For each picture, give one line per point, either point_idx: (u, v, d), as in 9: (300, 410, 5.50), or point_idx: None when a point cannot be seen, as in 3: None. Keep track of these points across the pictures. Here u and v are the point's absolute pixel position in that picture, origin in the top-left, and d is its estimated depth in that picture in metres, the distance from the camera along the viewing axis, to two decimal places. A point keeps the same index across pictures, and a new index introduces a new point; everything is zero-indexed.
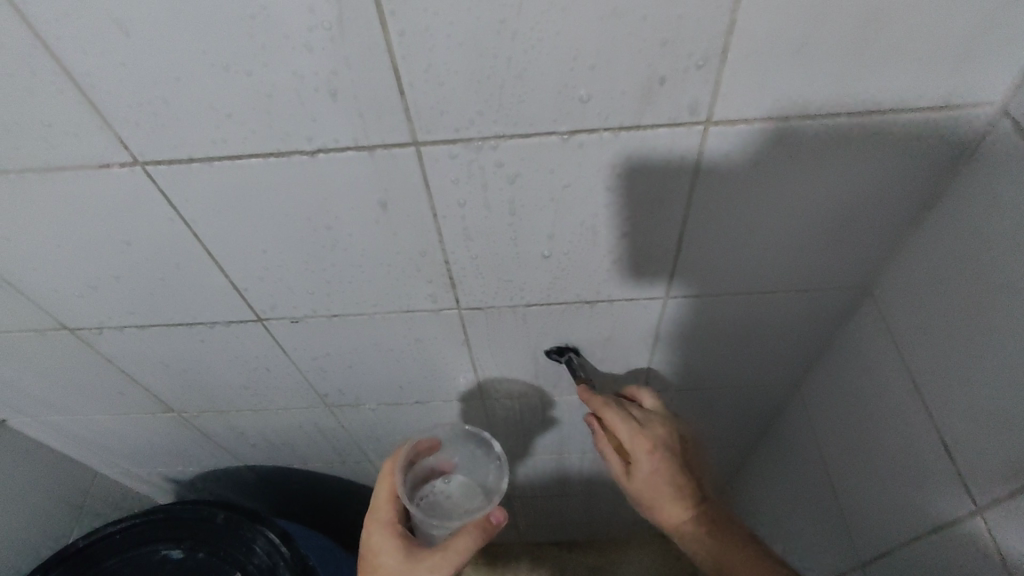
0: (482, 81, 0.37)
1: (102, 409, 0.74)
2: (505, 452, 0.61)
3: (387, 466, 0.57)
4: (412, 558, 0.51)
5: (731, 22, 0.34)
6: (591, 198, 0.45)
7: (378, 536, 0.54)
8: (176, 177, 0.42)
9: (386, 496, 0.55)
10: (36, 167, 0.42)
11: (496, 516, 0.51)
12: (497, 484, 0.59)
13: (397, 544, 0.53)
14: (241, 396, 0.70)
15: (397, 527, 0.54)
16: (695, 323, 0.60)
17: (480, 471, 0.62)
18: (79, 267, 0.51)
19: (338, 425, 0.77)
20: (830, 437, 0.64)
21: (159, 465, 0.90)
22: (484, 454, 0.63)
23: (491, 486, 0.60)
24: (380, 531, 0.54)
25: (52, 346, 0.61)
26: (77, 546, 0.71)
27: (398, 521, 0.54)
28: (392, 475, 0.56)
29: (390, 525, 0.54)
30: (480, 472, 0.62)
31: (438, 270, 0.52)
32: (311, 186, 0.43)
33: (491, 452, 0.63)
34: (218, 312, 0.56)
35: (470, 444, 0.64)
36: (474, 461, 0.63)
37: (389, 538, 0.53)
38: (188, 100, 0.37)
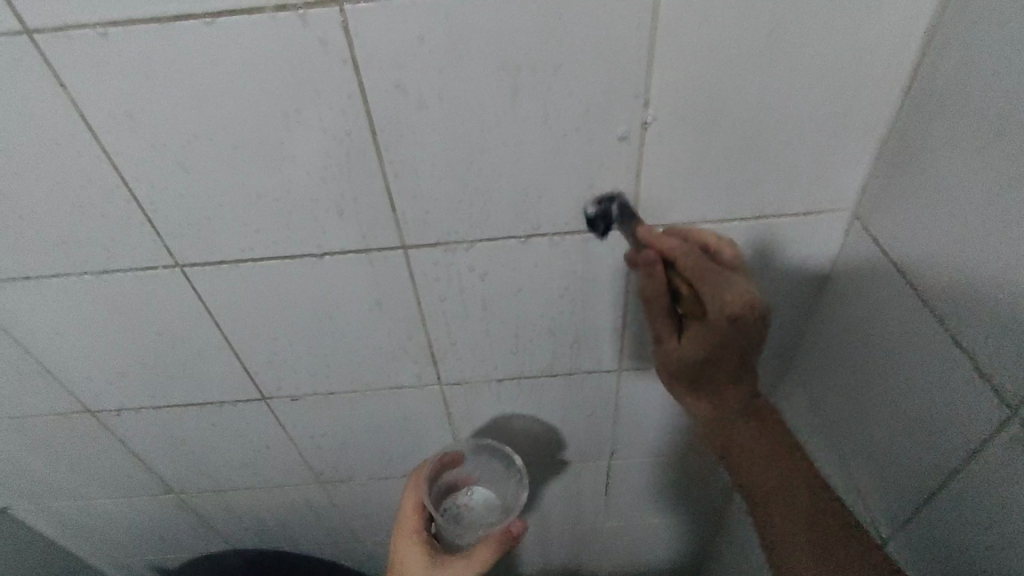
0: (455, 199, 0.48)
1: (104, 491, 0.79)
2: (525, 467, 0.66)
3: (412, 484, 0.62)
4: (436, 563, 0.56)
5: (640, 155, 0.46)
6: (547, 287, 0.55)
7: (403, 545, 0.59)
8: (208, 276, 0.52)
9: (412, 512, 0.61)
10: (92, 269, 0.51)
11: (515, 528, 0.56)
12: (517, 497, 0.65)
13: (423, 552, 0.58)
14: (239, 475, 0.76)
15: (422, 539, 0.59)
16: (649, 393, 0.68)
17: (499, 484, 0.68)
18: (112, 354, 0.59)
19: (329, 502, 0.82)
20: None
21: (151, 551, 0.92)
22: (505, 470, 0.68)
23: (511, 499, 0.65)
24: (407, 543, 0.59)
25: (72, 428, 0.68)
26: None
27: (422, 532, 0.60)
28: (417, 492, 0.61)
29: (415, 535, 0.59)
30: (501, 485, 0.68)
31: (422, 351, 0.61)
32: (317, 281, 0.53)
33: (512, 468, 0.68)
34: (228, 393, 0.64)
35: (492, 459, 0.69)
36: (495, 474, 0.69)
37: (416, 547, 0.58)
38: (225, 217, 0.48)
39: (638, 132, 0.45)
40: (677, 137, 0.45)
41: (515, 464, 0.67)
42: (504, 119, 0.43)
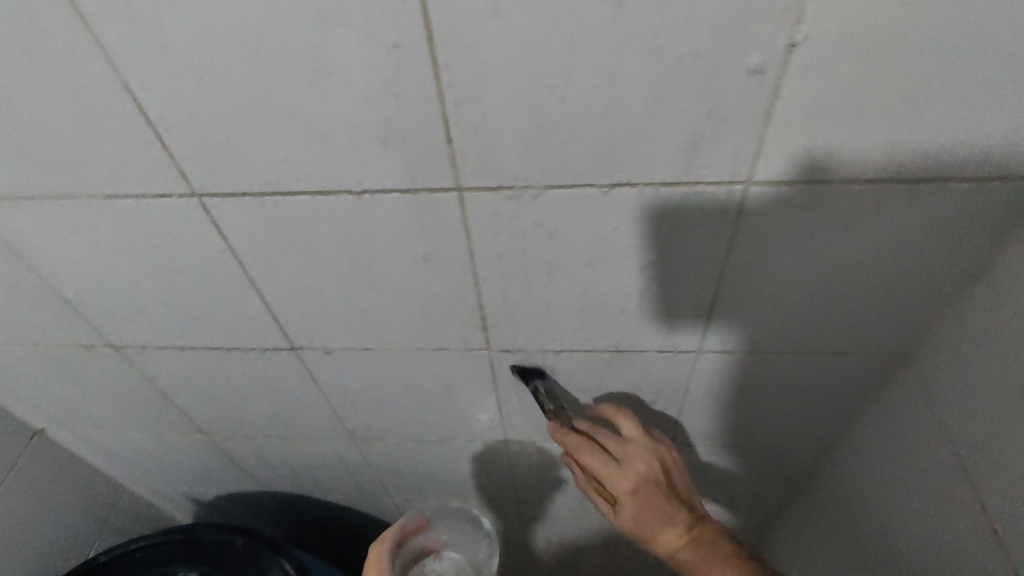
0: (526, 134, 0.38)
1: (135, 425, 0.76)
2: (495, 532, 0.63)
3: (376, 556, 0.56)
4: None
5: (775, 88, 0.35)
6: (627, 249, 0.46)
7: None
8: (230, 211, 0.44)
9: None
10: (102, 193, 0.44)
11: None
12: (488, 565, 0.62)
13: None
14: (269, 423, 0.71)
15: None
16: (729, 377, 0.59)
17: (466, 550, 0.64)
18: (132, 288, 0.53)
19: (361, 457, 0.77)
20: (861, 510, 0.61)
21: (185, 484, 0.91)
22: (472, 533, 0.64)
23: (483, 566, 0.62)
24: None
25: (97, 360, 0.64)
26: (98, 562, 0.72)
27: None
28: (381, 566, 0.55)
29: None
30: (467, 548, 0.64)
31: (471, 313, 0.52)
32: (355, 224, 0.45)
33: (479, 531, 0.64)
34: (256, 339, 0.58)
35: (458, 523, 0.65)
36: (462, 536, 0.64)
37: None
38: (249, 140, 0.39)
39: (780, 56, 0.33)
40: (831, 66, 0.34)
41: (483, 529, 0.64)
42: (599, 31, 0.33)
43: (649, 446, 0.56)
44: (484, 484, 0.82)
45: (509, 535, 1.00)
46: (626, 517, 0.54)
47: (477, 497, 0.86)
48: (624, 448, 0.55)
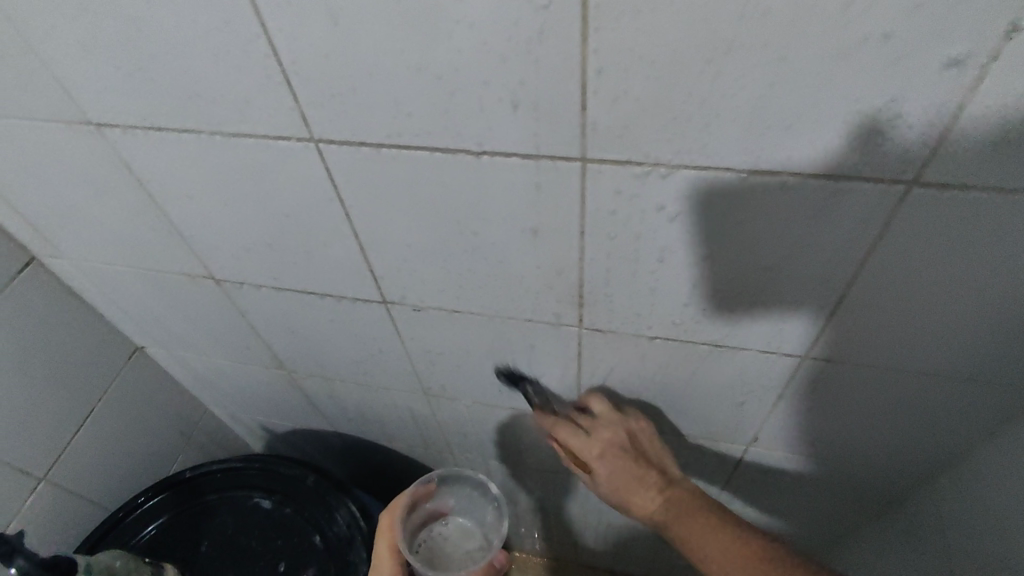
0: (667, 108, 0.35)
1: (225, 354, 0.79)
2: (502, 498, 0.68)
3: (387, 522, 0.62)
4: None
5: (972, 78, 0.30)
6: (751, 239, 0.42)
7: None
8: (344, 160, 0.44)
9: (388, 549, 0.61)
10: (225, 130, 0.44)
11: (498, 559, 0.63)
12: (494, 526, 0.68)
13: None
14: (349, 369, 0.73)
15: None
16: (833, 388, 0.55)
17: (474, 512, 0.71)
18: (240, 226, 0.54)
19: (431, 413, 0.78)
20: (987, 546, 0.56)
21: (261, 414, 0.95)
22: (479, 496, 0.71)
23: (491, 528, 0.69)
24: None
25: (198, 290, 0.66)
26: (184, 478, 0.74)
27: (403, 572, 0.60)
28: (393, 531, 0.61)
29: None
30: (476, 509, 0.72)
31: (569, 288, 0.51)
32: (468, 185, 0.43)
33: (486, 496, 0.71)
34: (349, 289, 0.58)
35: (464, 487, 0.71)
36: (469, 500, 0.72)
37: None
38: (375, 89, 0.38)
39: (988, 41, 0.29)
40: None
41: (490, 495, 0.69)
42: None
43: (618, 418, 0.61)
44: (547, 456, 0.82)
45: (560, 507, 1.00)
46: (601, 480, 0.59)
47: (536, 467, 0.86)
48: (595, 424, 0.61)
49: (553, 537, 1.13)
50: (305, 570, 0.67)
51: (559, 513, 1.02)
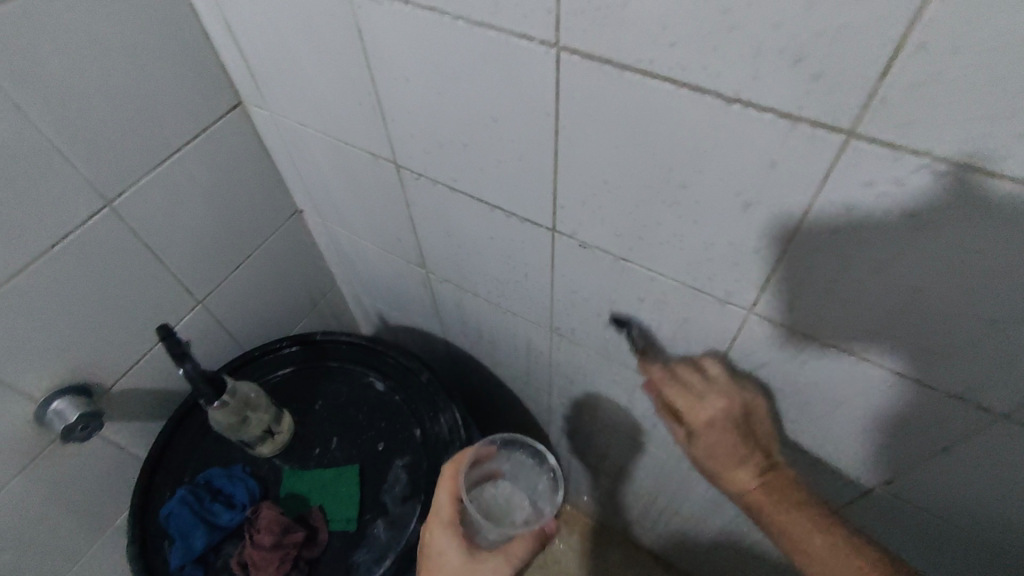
0: (984, 102, 0.30)
1: (373, 238, 0.83)
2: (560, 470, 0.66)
3: (450, 471, 0.62)
4: (476, 560, 0.58)
5: None
6: (1003, 275, 0.37)
7: (436, 532, 0.60)
8: (580, 76, 0.42)
9: (447, 498, 0.61)
10: (472, 17, 0.44)
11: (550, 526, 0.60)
12: (548, 497, 0.65)
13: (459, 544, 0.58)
14: (486, 285, 0.74)
15: (456, 528, 0.60)
16: (1010, 463, 0.48)
17: (526, 480, 0.67)
18: (441, 119, 0.55)
19: (547, 350, 0.79)
20: None
21: (383, 303, 1.00)
22: (534, 466, 0.68)
23: (543, 496, 0.65)
24: (441, 529, 0.60)
25: (374, 172, 0.69)
26: (315, 337, 0.79)
27: (458, 521, 0.60)
28: (455, 479, 0.61)
29: (451, 526, 0.60)
30: (526, 478, 0.67)
31: (757, 267, 0.48)
32: (699, 133, 0.41)
33: (542, 465, 0.68)
34: (523, 207, 0.58)
35: (522, 453, 0.68)
36: (524, 468, 0.67)
37: (452, 536, 0.59)
38: (646, 8, 0.36)
39: None
40: None
41: (547, 465, 0.67)
42: None
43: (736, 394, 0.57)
44: (643, 426, 0.81)
45: (630, 480, 0.99)
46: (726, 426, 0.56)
47: (627, 433, 0.85)
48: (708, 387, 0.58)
49: (610, 503, 1.13)
50: (400, 456, 0.71)
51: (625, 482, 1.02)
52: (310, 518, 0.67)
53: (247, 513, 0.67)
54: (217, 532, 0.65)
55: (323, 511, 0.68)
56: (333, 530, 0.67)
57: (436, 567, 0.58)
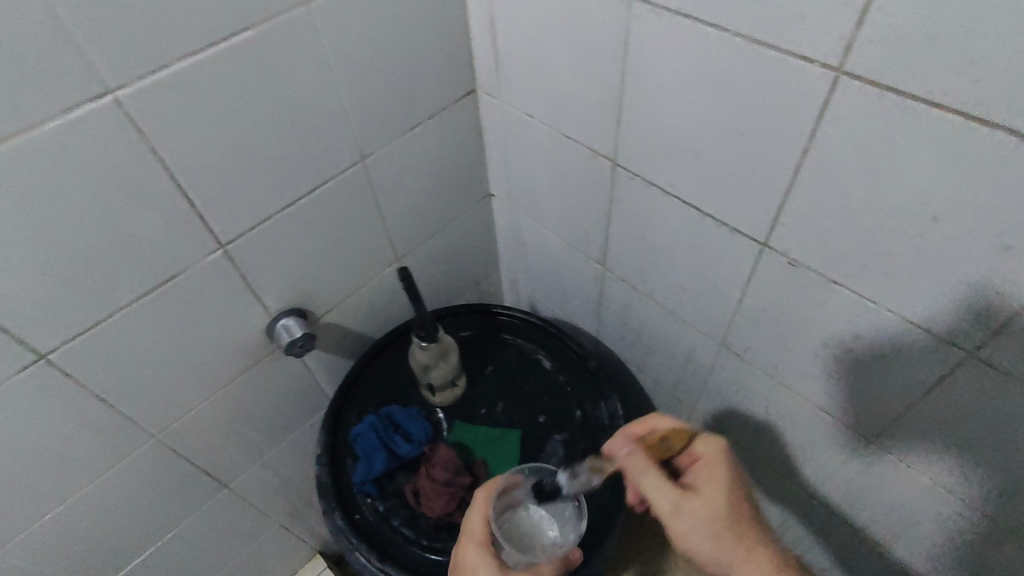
0: None
1: (560, 229, 0.89)
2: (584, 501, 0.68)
3: (482, 497, 0.64)
4: None
5: None
6: None
7: (468, 548, 0.62)
8: (856, 101, 0.45)
9: (480, 519, 0.64)
10: (754, 35, 0.48)
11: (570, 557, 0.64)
12: (573, 524, 0.68)
13: (492, 562, 0.61)
14: (667, 289, 0.78)
15: (488, 551, 0.62)
16: None
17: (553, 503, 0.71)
18: (682, 126, 0.60)
19: (711, 362, 0.81)
20: None
21: (542, 293, 1.06)
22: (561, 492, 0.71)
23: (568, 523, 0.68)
24: (474, 549, 0.62)
25: (588, 167, 0.74)
26: (493, 309, 0.85)
27: (489, 542, 0.63)
28: (485, 504, 0.64)
29: (483, 545, 0.63)
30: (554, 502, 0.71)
31: (996, 310, 0.48)
32: (975, 167, 0.42)
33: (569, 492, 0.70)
34: (739, 219, 0.61)
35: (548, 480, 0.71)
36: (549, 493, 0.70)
37: (483, 556, 0.61)
38: (958, 42, 0.38)
39: None
40: None
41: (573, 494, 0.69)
42: None
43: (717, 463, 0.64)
44: (793, 459, 0.81)
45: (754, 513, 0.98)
46: (712, 497, 0.62)
47: (770, 462, 0.85)
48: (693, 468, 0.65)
49: None
50: (559, 432, 0.76)
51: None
52: (474, 468, 0.73)
53: (422, 451, 0.74)
54: (396, 460, 0.73)
55: (486, 465, 0.74)
56: None
57: None
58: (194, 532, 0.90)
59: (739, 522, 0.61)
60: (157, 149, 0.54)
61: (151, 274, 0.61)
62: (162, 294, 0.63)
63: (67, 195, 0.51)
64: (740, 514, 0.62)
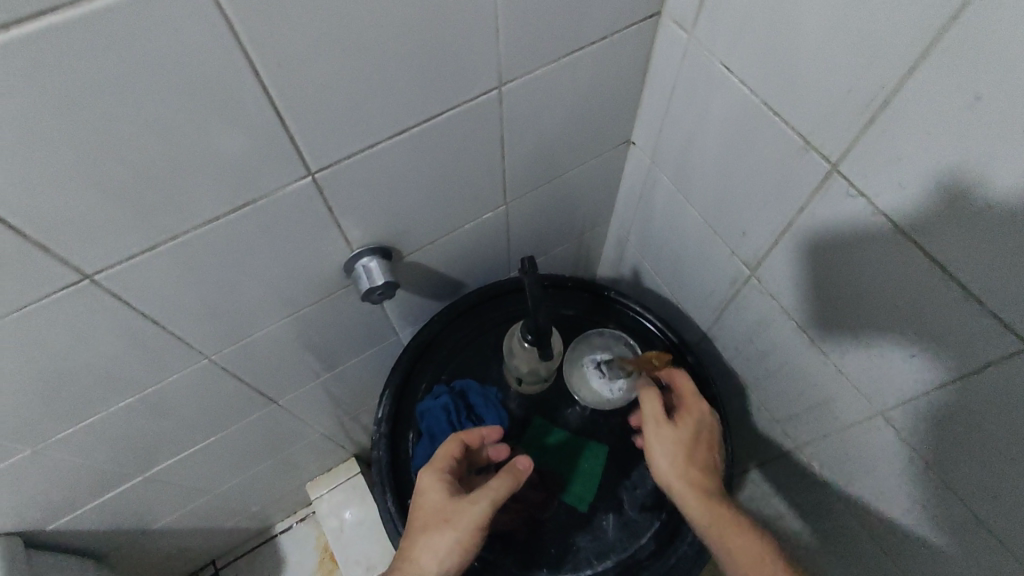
0: None
1: (709, 213, 0.72)
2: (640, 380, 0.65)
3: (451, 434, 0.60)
4: (456, 498, 0.54)
5: None
6: None
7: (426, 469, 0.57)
8: None
9: (445, 448, 0.59)
10: None
11: (523, 465, 0.56)
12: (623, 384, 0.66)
13: (444, 483, 0.56)
14: (834, 331, 0.62)
15: (446, 476, 0.56)
16: None
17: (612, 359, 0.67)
18: (978, 164, 0.41)
19: (855, 421, 0.67)
20: None
21: (654, 267, 0.91)
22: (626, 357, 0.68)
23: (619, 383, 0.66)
24: (428, 473, 0.57)
25: (788, 162, 0.56)
26: (608, 294, 0.72)
27: (450, 470, 0.57)
28: (455, 436, 0.59)
29: (444, 471, 0.57)
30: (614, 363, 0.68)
31: None
32: None
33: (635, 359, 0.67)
34: (1007, 307, 0.44)
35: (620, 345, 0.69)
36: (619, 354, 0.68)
37: (438, 478, 0.56)
38: None
39: None
40: None
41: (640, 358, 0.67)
42: None
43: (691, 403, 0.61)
44: (918, 537, 0.70)
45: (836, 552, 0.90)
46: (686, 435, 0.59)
47: (884, 526, 0.75)
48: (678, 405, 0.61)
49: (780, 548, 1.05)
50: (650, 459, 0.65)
51: (818, 543, 0.94)
52: (546, 483, 0.64)
53: None
54: None
55: (560, 480, 0.64)
56: (564, 502, 0.64)
57: (416, 510, 0.55)
58: (235, 436, 0.86)
59: (696, 457, 0.59)
60: (237, 48, 0.39)
61: (221, 200, 0.49)
62: (232, 221, 0.51)
63: (128, 101, 0.38)
64: (697, 452, 0.59)
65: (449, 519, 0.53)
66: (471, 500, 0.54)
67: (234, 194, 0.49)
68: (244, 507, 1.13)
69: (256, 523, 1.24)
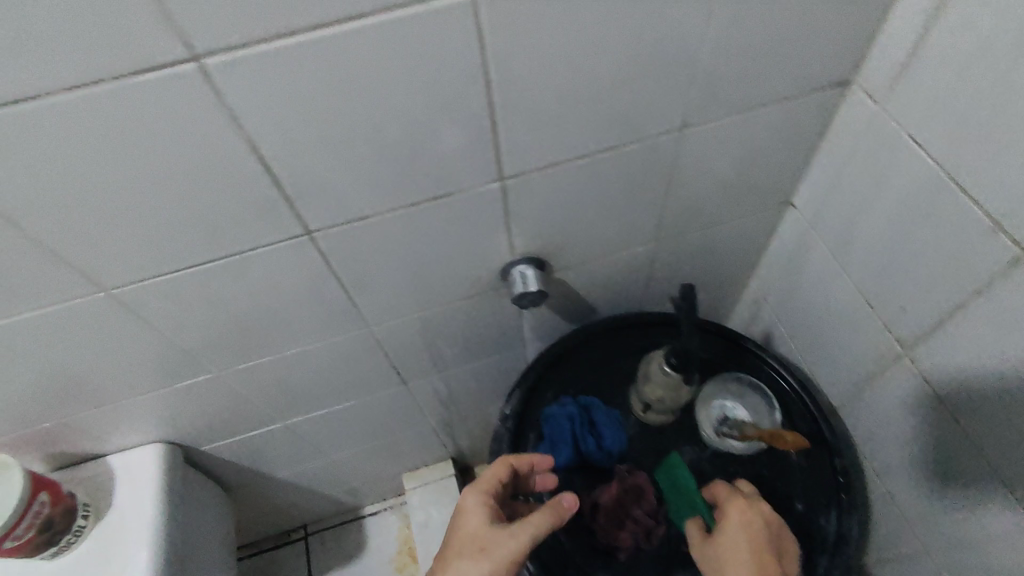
0: None
1: (867, 285, 0.70)
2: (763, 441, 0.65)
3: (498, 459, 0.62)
4: (492, 527, 0.56)
5: None
6: None
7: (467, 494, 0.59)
8: None
9: (491, 471, 0.61)
10: None
11: (568, 501, 0.59)
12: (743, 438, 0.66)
13: (486, 510, 0.58)
14: (996, 430, 0.58)
15: (486, 503, 0.59)
16: None
17: (742, 412, 0.68)
18: None
19: (1004, 533, 0.61)
20: None
21: (791, 332, 0.89)
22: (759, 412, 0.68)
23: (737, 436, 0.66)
24: (470, 494, 0.60)
25: (972, 242, 0.54)
26: (745, 343, 0.72)
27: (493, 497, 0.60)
28: (501, 462, 0.62)
29: (487, 495, 0.60)
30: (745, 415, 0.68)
31: None
32: None
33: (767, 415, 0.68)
34: None
35: (755, 398, 0.69)
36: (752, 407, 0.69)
37: (480, 503, 0.58)
38: None
39: None
40: None
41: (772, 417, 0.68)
42: None
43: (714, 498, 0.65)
44: None
45: None
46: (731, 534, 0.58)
47: None
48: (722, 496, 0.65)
49: None
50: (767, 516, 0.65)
51: None
52: (654, 513, 0.65)
53: (606, 462, 0.67)
54: (576, 457, 0.67)
55: (665, 513, 0.65)
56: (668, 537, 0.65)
57: (454, 530, 0.57)
58: (363, 407, 0.94)
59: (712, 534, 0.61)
60: (477, 62, 0.47)
61: (423, 190, 0.56)
62: (426, 210, 0.59)
63: (385, 96, 0.47)
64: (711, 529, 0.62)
65: (485, 548, 0.55)
66: (509, 532, 0.55)
67: (433, 183, 0.56)
68: (346, 479, 1.22)
69: (350, 499, 1.33)
